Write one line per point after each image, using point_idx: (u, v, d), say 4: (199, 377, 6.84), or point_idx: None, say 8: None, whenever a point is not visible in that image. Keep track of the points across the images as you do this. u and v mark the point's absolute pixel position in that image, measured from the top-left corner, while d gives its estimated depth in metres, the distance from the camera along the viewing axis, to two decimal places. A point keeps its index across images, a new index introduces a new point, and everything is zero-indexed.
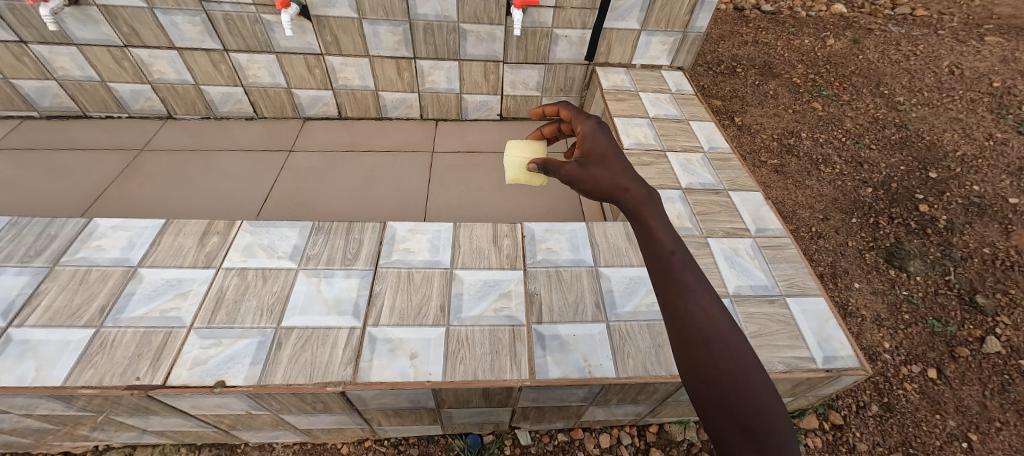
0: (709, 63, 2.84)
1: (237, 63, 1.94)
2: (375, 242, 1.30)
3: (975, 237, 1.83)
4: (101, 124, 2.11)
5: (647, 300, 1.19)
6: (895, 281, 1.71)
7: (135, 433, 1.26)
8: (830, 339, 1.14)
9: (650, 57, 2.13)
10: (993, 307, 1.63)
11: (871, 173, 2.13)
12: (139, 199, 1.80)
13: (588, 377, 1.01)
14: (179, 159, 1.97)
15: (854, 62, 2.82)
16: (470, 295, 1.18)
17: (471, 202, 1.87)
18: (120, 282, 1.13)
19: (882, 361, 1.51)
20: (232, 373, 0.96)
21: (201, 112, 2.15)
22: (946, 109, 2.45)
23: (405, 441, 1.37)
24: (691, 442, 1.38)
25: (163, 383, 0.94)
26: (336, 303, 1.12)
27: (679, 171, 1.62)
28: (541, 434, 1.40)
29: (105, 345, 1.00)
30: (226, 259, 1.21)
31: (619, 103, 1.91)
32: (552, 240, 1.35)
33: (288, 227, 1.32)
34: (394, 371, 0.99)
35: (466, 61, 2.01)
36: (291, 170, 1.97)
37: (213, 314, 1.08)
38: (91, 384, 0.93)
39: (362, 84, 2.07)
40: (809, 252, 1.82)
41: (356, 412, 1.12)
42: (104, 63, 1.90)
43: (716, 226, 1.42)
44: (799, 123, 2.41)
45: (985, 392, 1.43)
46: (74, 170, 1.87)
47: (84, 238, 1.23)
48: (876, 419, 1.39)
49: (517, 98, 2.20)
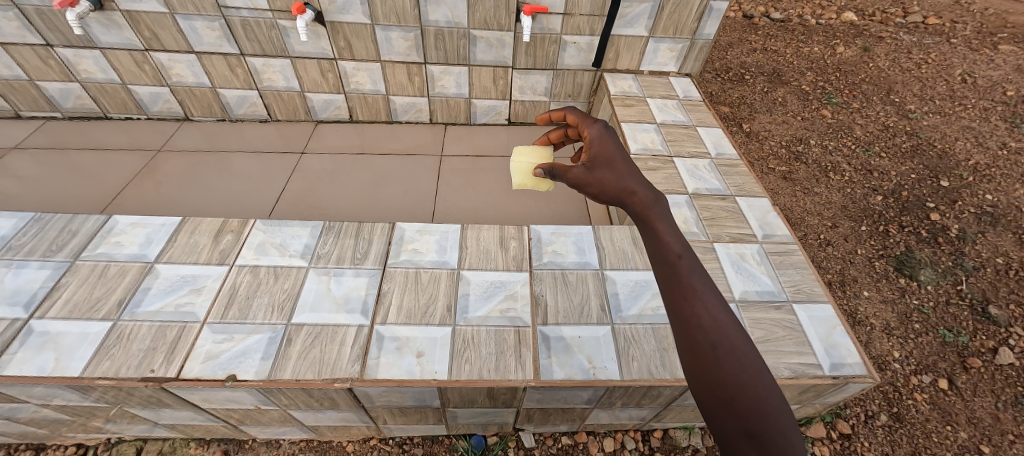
0: (717, 70, 2.84)
1: (253, 67, 1.99)
2: (384, 242, 1.32)
3: (988, 247, 1.81)
4: (121, 125, 2.17)
5: (653, 304, 1.19)
6: (905, 290, 1.70)
7: (147, 426, 1.29)
8: (837, 347, 1.13)
9: (658, 63, 2.14)
10: (1007, 317, 1.60)
11: (881, 181, 2.11)
12: (156, 199, 1.85)
13: (593, 379, 1.02)
14: (194, 160, 2.02)
15: (864, 70, 2.80)
16: (476, 295, 1.19)
17: (479, 205, 1.89)
18: (137, 277, 1.16)
19: (891, 370, 1.49)
20: (243, 367, 0.98)
21: (217, 115, 2.21)
22: (959, 118, 2.42)
23: (410, 441, 1.39)
24: (695, 448, 1.37)
25: (176, 376, 0.97)
26: (345, 301, 1.14)
27: (686, 176, 1.62)
28: (545, 437, 1.40)
29: (122, 338, 1.03)
30: (240, 257, 1.24)
31: (626, 109, 1.93)
32: (558, 243, 1.36)
33: (300, 226, 1.35)
34: (401, 368, 1.01)
35: (475, 67, 2.04)
36: (303, 172, 2.01)
37: (226, 310, 1.10)
38: (107, 375, 0.96)
39: (374, 88, 2.11)
40: (816, 260, 1.81)
41: (361, 409, 1.13)
42: (126, 66, 1.96)
43: (722, 231, 1.42)
44: (808, 130, 2.40)
45: (998, 404, 1.41)
46: (95, 169, 1.93)
47: (104, 234, 1.27)
48: (885, 429, 1.37)
49: (525, 103, 2.23)
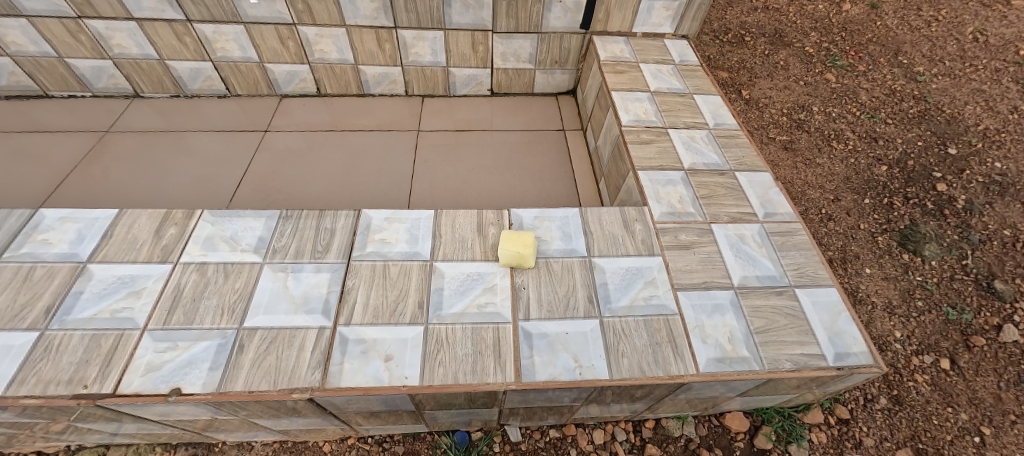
0: (716, 31, 2.66)
1: (203, 35, 1.79)
2: (348, 232, 1.20)
3: (995, 218, 1.72)
4: (64, 104, 1.96)
5: (645, 293, 1.09)
6: (909, 266, 1.62)
7: (105, 435, 1.18)
8: (843, 335, 1.05)
9: (652, 24, 1.96)
10: (1012, 292, 1.53)
11: (887, 150, 2.00)
12: (105, 185, 1.68)
13: (579, 379, 0.93)
14: (148, 141, 1.85)
15: (871, 29, 2.63)
16: (451, 290, 1.08)
17: (461, 185, 1.75)
18: (67, 281, 1.03)
19: (892, 351, 1.43)
20: (188, 380, 0.87)
21: (170, 90, 2.01)
22: (969, 80, 2.28)
23: (390, 438, 1.31)
24: (689, 438, 1.30)
25: (112, 392, 0.85)
26: (304, 300, 1.03)
27: (681, 150, 1.49)
28: (532, 430, 1.33)
29: (50, 350, 0.91)
30: (185, 253, 1.11)
31: (617, 76, 1.76)
32: (542, 228, 1.25)
33: (253, 217, 1.22)
34: (367, 375, 0.90)
35: (451, 31, 1.85)
36: (268, 152, 1.84)
37: (169, 314, 0.98)
38: (33, 394, 0.84)
39: (341, 57, 1.92)
40: (817, 236, 1.73)
41: (330, 415, 1.04)
42: (58, 37, 1.75)
43: (720, 210, 1.31)
44: (811, 96, 2.26)
45: (1001, 384, 1.35)
46: (38, 154, 1.76)
47: (29, 231, 1.13)
48: (884, 413, 1.32)
49: (508, 71, 2.05)
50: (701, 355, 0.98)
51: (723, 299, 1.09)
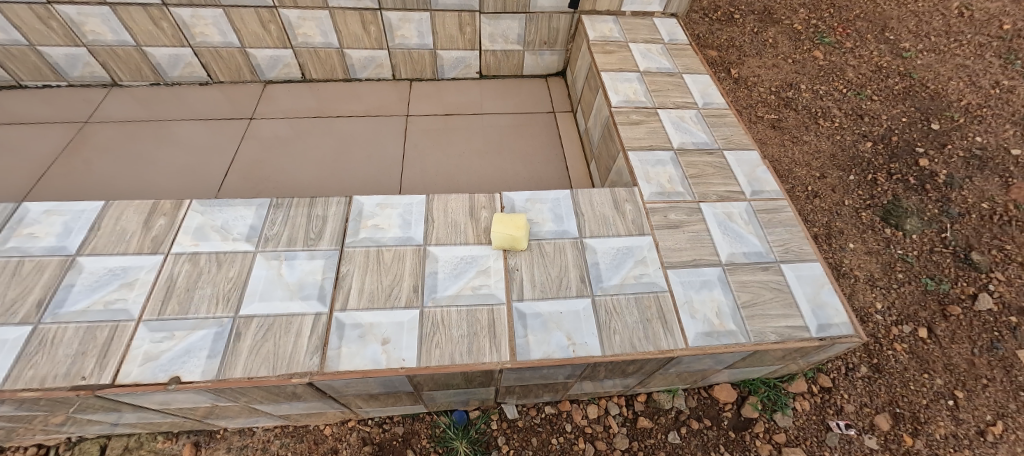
0: (706, 9, 2.63)
1: (181, 20, 1.73)
2: (340, 218, 1.20)
3: (974, 192, 1.77)
4: (39, 95, 1.90)
5: (636, 272, 1.12)
6: (890, 240, 1.67)
7: (105, 426, 1.19)
8: (825, 306, 1.09)
9: (641, 2, 1.94)
10: (988, 263, 1.58)
11: (872, 126, 2.03)
12: (87, 177, 1.64)
13: (572, 356, 0.96)
14: (130, 131, 1.80)
15: (859, 5, 2.63)
16: (445, 273, 1.09)
17: (452, 170, 1.75)
18: (58, 274, 1.02)
19: (873, 322, 1.49)
20: (187, 368, 0.88)
21: (150, 78, 1.95)
22: (954, 55, 2.30)
23: (390, 420, 1.34)
24: (679, 410, 1.35)
25: (111, 382, 0.86)
26: (299, 287, 1.04)
27: (670, 130, 1.50)
28: (528, 408, 1.37)
29: (45, 343, 0.91)
30: (176, 244, 1.10)
31: (607, 56, 1.75)
32: (534, 211, 1.26)
33: (243, 206, 1.21)
34: (364, 358, 0.92)
35: (437, 13, 1.81)
36: (254, 140, 1.82)
37: (163, 305, 0.99)
38: (31, 386, 0.85)
39: (325, 41, 1.88)
40: (804, 212, 1.76)
41: (330, 398, 1.06)
42: (28, 23, 1.68)
43: (709, 189, 1.33)
44: (799, 74, 2.27)
45: (974, 350, 1.41)
46: (16, 147, 1.71)
47: (15, 225, 1.11)
48: (864, 380, 1.38)
49: (496, 53, 2.03)
50: (690, 330, 1.01)
51: (711, 276, 1.12)
